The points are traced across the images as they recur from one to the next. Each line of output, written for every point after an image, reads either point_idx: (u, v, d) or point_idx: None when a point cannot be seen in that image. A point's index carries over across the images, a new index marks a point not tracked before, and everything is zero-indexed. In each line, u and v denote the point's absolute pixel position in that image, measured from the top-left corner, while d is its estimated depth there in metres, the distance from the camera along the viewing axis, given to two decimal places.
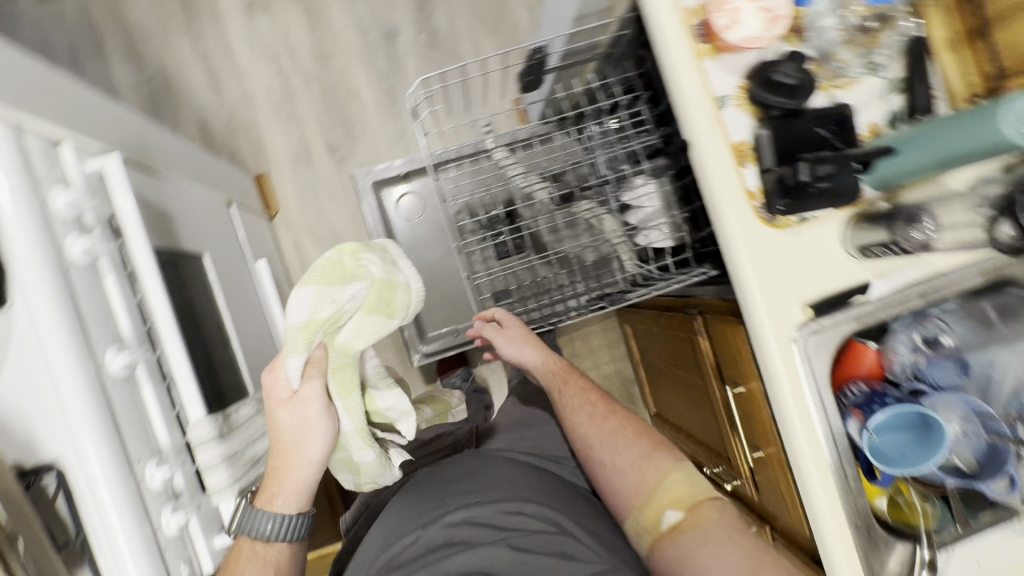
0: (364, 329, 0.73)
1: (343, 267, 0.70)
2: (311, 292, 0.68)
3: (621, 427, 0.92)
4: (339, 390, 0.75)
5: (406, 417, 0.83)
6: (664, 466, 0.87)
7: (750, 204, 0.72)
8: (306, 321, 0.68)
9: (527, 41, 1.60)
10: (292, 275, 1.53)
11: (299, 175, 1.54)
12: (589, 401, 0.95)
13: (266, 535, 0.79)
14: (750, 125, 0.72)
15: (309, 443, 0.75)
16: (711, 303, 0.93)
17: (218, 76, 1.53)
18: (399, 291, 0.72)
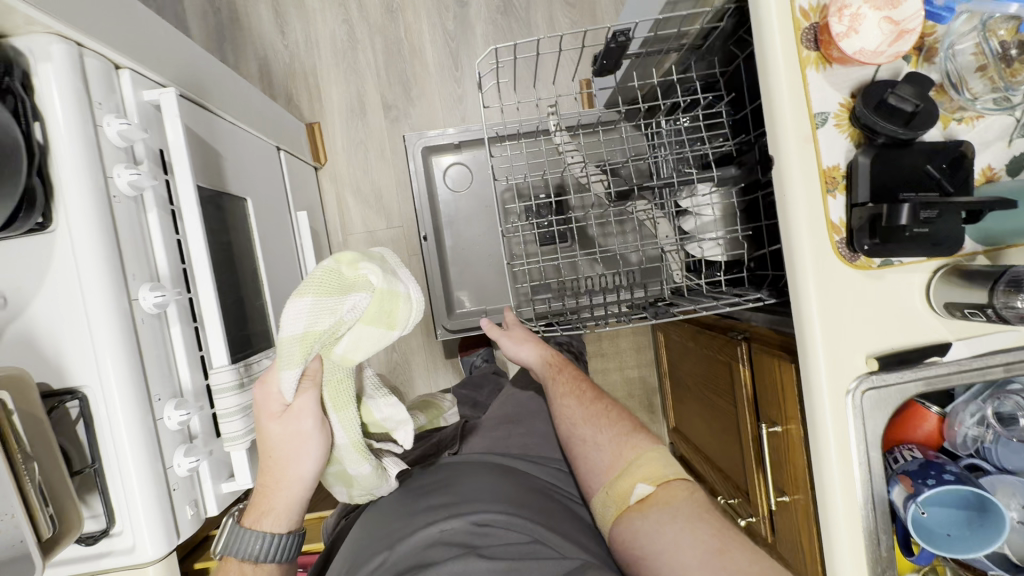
0: (364, 342, 0.65)
1: (341, 277, 0.63)
2: (307, 303, 0.61)
3: (608, 409, 0.78)
4: (332, 403, 0.67)
5: (403, 426, 0.75)
6: (640, 445, 0.71)
7: (831, 237, 0.66)
8: (302, 333, 0.61)
9: (604, 19, 1.50)
10: (330, 229, 1.52)
11: (351, 129, 1.51)
12: (578, 390, 0.82)
13: (256, 555, 0.68)
14: (847, 150, 0.65)
15: (300, 459, 0.66)
16: (761, 332, 0.87)
17: (285, 16, 1.50)
18: (401, 302, 0.65)
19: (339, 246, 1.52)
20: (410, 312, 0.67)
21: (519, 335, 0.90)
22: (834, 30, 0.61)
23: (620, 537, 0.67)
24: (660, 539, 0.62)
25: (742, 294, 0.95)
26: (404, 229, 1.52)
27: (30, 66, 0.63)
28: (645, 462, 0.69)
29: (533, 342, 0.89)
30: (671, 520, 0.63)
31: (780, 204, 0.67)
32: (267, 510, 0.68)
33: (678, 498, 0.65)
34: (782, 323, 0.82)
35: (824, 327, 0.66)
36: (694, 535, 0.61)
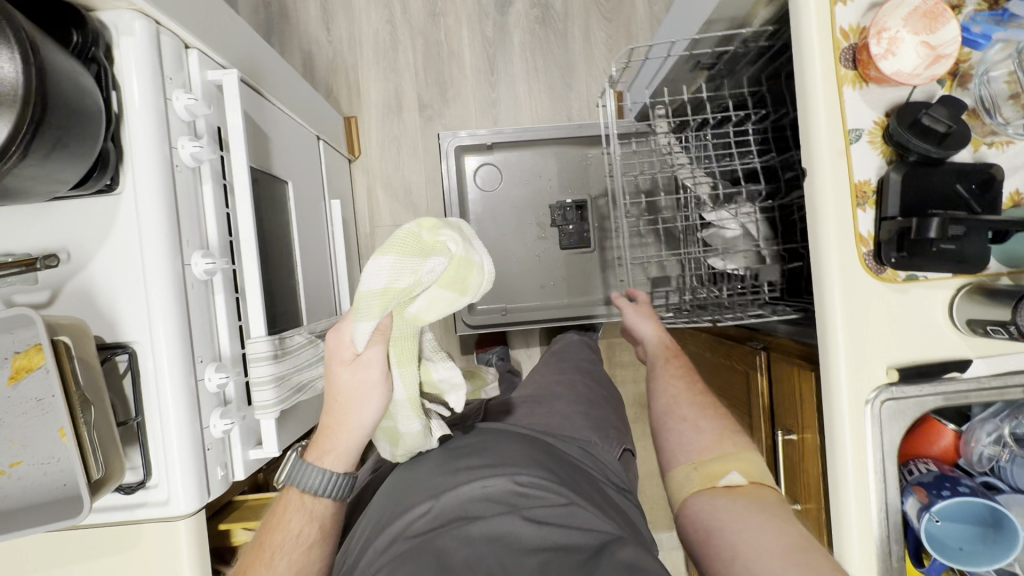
0: (437, 303, 0.69)
1: (421, 241, 0.66)
2: (389, 261, 0.65)
3: (716, 407, 0.81)
4: (396, 360, 0.73)
5: (456, 390, 0.78)
6: (741, 444, 0.73)
7: (859, 249, 0.68)
8: (382, 289, 0.66)
9: (638, 34, 1.55)
10: (359, 220, 1.56)
11: (387, 125, 1.56)
12: (685, 375, 0.87)
13: (314, 488, 0.77)
14: (878, 166, 0.68)
15: (365, 406, 0.74)
16: (782, 343, 0.89)
17: (332, 14, 1.55)
18: (474, 271, 0.68)
19: (366, 237, 1.56)
20: (482, 282, 0.70)
21: (646, 312, 0.99)
22: (872, 51, 0.64)
23: (692, 508, 0.68)
24: (743, 520, 0.63)
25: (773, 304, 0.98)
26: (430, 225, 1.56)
27: (113, 40, 0.68)
28: (742, 457, 0.71)
29: (654, 321, 0.97)
30: (758, 509, 0.64)
31: (810, 213, 0.70)
32: (328, 450, 0.77)
33: (768, 497, 0.67)
34: (805, 332, 0.84)
35: (847, 336, 0.68)
36: (779, 528, 0.62)
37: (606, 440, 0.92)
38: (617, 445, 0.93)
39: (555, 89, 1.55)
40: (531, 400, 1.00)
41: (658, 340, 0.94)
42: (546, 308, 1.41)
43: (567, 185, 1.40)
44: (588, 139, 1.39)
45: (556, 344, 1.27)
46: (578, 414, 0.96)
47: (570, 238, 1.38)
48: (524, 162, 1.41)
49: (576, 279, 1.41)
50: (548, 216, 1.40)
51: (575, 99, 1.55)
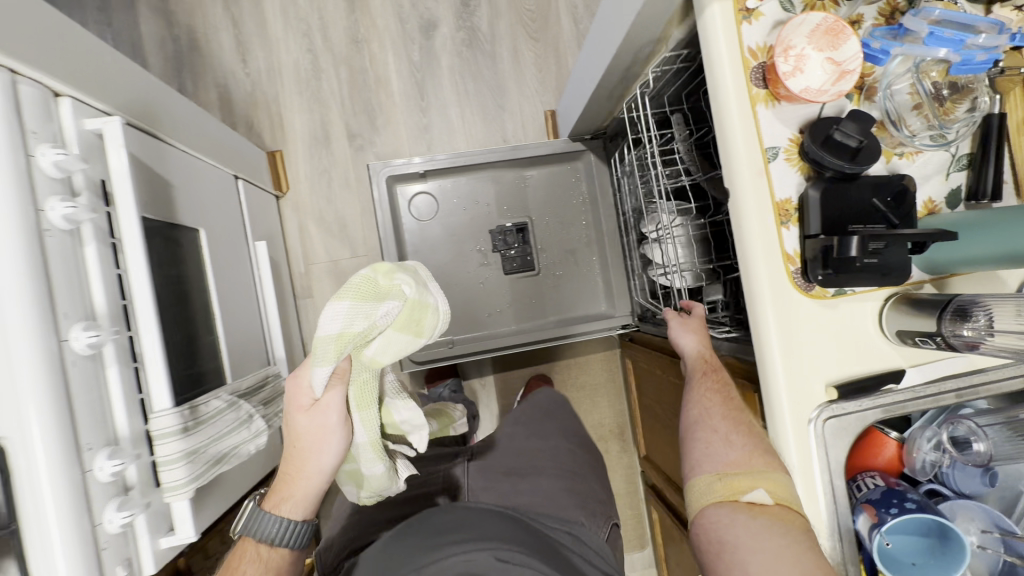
0: (392, 345, 0.74)
1: (377, 286, 0.72)
2: (345, 307, 0.70)
3: (752, 420, 0.72)
4: (356, 403, 0.76)
5: (418, 430, 0.87)
6: (773, 462, 0.66)
7: (787, 268, 0.67)
8: (338, 333, 0.70)
9: (567, 52, 1.54)
10: (291, 258, 1.48)
11: (315, 157, 1.49)
12: (727, 386, 0.76)
13: (271, 538, 0.79)
14: (797, 183, 0.67)
15: (324, 451, 0.76)
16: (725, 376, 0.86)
17: (246, 44, 1.48)
18: (428, 313, 0.75)
19: (300, 275, 1.48)
20: (434, 322, 0.77)
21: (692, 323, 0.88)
22: (780, 69, 0.64)
23: (709, 518, 0.66)
24: (762, 542, 0.61)
25: (718, 319, 0.97)
26: (369, 257, 1.49)
27: None
28: (772, 475, 0.65)
29: (696, 332, 0.85)
30: (780, 534, 0.61)
31: (737, 234, 0.69)
32: (286, 496, 0.79)
33: (793, 521, 0.63)
34: (743, 355, 0.82)
35: (785, 357, 0.67)
36: (797, 560, 0.59)
37: (592, 520, 0.92)
38: (604, 522, 0.93)
39: (487, 111, 1.52)
40: (513, 472, 0.96)
41: (703, 351, 0.83)
42: (494, 336, 1.36)
43: (505, 208, 1.38)
44: (524, 161, 1.37)
45: (543, 396, 1.21)
46: (564, 493, 0.94)
47: (513, 262, 1.36)
48: (460, 188, 1.37)
49: (525, 303, 1.39)
50: (489, 241, 1.37)
51: (509, 120, 1.52)
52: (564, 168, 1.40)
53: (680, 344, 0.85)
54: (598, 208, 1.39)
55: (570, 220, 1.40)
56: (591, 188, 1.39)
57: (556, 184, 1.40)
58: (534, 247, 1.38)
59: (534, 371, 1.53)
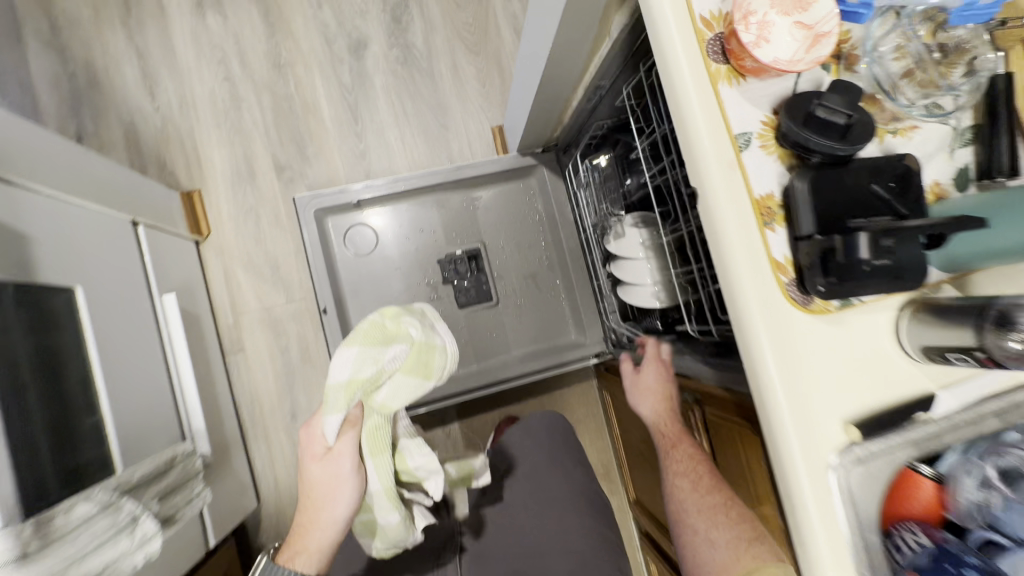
0: (402, 389, 0.73)
1: (384, 329, 0.73)
2: (353, 353, 0.71)
3: (727, 501, 0.68)
4: (370, 449, 0.73)
5: (434, 476, 0.79)
6: (762, 555, 0.61)
7: (778, 279, 0.53)
8: (347, 380, 0.70)
9: (511, 63, 1.43)
10: (216, 310, 1.30)
11: (239, 194, 1.33)
12: (696, 462, 0.73)
13: None
14: (778, 174, 0.54)
15: (334, 502, 0.73)
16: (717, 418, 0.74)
17: (153, 76, 1.33)
18: (435, 355, 0.74)
19: (228, 328, 1.30)
20: (443, 363, 0.76)
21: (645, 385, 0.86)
22: (743, 38, 0.52)
23: None
24: None
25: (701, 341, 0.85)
26: (307, 302, 1.32)
27: None
28: (767, 572, 0.59)
29: (654, 395, 0.84)
30: None
31: (711, 242, 0.55)
32: (301, 547, 0.77)
33: None
34: (733, 389, 0.68)
35: (788, 390, 0.53)
36: None
37: None
38: None
39: (429, 131, 1.39)
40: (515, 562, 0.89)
41: (665, 416, 0.82)
42: (452, 380, 1.20)
43: (454, 234, 1.24)
44: (471, 181, 1.23)
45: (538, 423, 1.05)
46: None
47: (467, 294, 1.22)
48: (401, 216, 1.23)
49: (484, 339, 1.23)
50: (438, 273, 1.22)
51: (454, 139, 1.40)
52: (515, 186, 1.27)
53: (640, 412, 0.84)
54: (556, 227, 1.26)
55: (527, 243, 1.26)
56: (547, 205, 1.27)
57: (507, 204, 1.27)
58: (489, 275, 1.23)
59: (502, 413, 1.36)
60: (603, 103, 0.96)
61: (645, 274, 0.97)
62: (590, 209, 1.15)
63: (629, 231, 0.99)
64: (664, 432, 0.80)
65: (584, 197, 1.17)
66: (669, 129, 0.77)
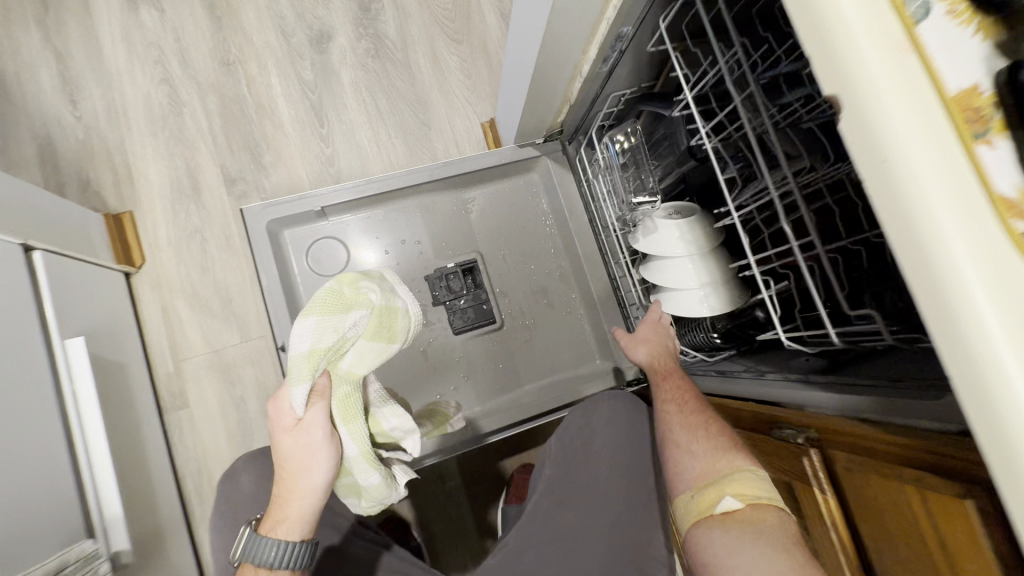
0: (369, 355, 0.64)
1: (343, 296, 0.62)
2: (312, 323, 0.60)
3: (712, 419, 0.62)
4: (340, 416, 0.64)
5: (411, 434, 0.72)
6: (739, 461, 0.56)
7: (1009, 226, 0.30)
8: (309, 351, 0.59)
9: (499, 50, 1.24)
10: (151, 357, 1.05)
11: (179, 214, 1.10)
12: (684, 391, 0.68)
13: (269, 564, 0.61)
14: (982, 57, 0.33)
15: (308, 470, 0.62)
16: (793, 447, 0.53)
17: (76, 81, 1.11)
18: (398, 317, 0.66)
19: (167, 378, 1.05)
20: (407, 326, 0.68)
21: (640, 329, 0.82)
22: None
23: (693, 547, 0.54)
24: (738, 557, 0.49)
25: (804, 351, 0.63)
26: (267, 340, 1.07)
27: None
28: (738, 476, 0.54)
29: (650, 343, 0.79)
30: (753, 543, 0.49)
31: (874, 173, 0.33)
32: (281, 515, 0.62)
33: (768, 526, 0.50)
34: (873, 423, 0.46)
35: None
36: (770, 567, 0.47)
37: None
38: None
39: (408, 131, 1.18)
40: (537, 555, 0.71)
41: (658, 357, 0.77)
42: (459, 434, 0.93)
43: (444, 246, 1.01)
44: (461, 180, 1.02)
45: (567, 422, 0.81)
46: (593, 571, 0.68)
47: (464, 316, 0.98)
48: (377, 226, 1.01)
49: (492, 371, 0.99)
50: (427, 292, 0.99)
51: (438, 139, 1.19)
52: (515, 184, 1.06)
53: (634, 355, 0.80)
54: (568, 230, 1.04)
55: (534, 250, 1.04)
56: (554, 204, 1.06)
57: (506, 206, 1.05)
58: (489, 291, 1.00)
59: (518, 461, 1.12)
60: (624, 63, 0.75)
61: (688, 275, 0.74)
62: (611, 201, 0.92)
63: (660, 225, 0.76)
64: (658, 371, 0.75)
65: (602, 187, 0.95)
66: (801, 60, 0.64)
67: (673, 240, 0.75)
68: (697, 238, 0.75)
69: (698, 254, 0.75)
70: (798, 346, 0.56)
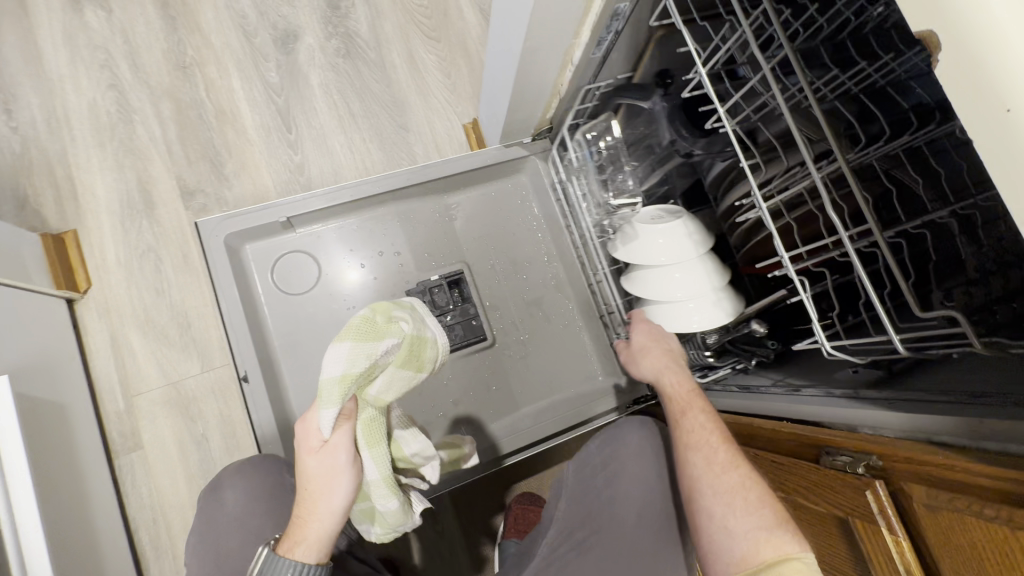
0: (398, 384, 0.55)
1: (375, 322, 0.53)
2: (345, 349, 0.51)
3: (747, 479, 0.51)
4: (364, 440, 0.53)
5: (433, 461, 0.62)
6: (788, 546, 0.45)
7: None
8: (341, 379, 0.49)
9: (480, 46, 1.16)
10: (99, 394, 0.93)
11: (129, 231, 0.99)
12: (708, 430, 0.56)
13: None
14: None
15: (330, 494, 0.50)
16: (851, 479, 0.44)
17: (11, 88, 1.01)
18: (429, 345, 0.58)
19: (116, 417, 0.93)
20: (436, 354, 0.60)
21: (645, 341, 0.69)
22: None
23: None
24: None
25: (847, 361, 0.56)
26: (232, 369, 0.96)
27: None
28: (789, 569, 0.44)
29: (654, 358, 0.66)
30: None
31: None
32: (300, 534, 0.50)
33: None
34: (966, 451, 0.38)
35: None
36: None
37: None
38: None
39: (384, 134, 1.09)
40: None
41: (671, 374, 0.64)
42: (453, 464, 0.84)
43: (426, 257, 0.92)
44: (443, 185, 0.92)
45: (594, 459, 0.72)
46: None
47: (453, 334, 0.88)
48: (351, 237, 0.91)
49: (484, 393, 0.89)
50: None
51: (416, 143, 1.10)
52: (500, 188, 0.97)
53: (642, 373, 0.67)
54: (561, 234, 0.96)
55: (525, 257, 0.95)
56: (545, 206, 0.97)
57: (491, 213, 0.96)
58: (478, 305, 0.90)
59: (515, 491, 1.02)
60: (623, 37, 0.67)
61: (671, 287, 0.68)
62: (586, 205, 0.85)
63: (640, 232, 0.70)
64: (673, 392, 0.62)
65: (574, 190, 0.87)
66: (867, 20, 0.56)
67: (658, 248, 0.68)
68: (684, 245, 0.67)
69: (685, 262, 0.68)
70: (845, 354, 0.46)
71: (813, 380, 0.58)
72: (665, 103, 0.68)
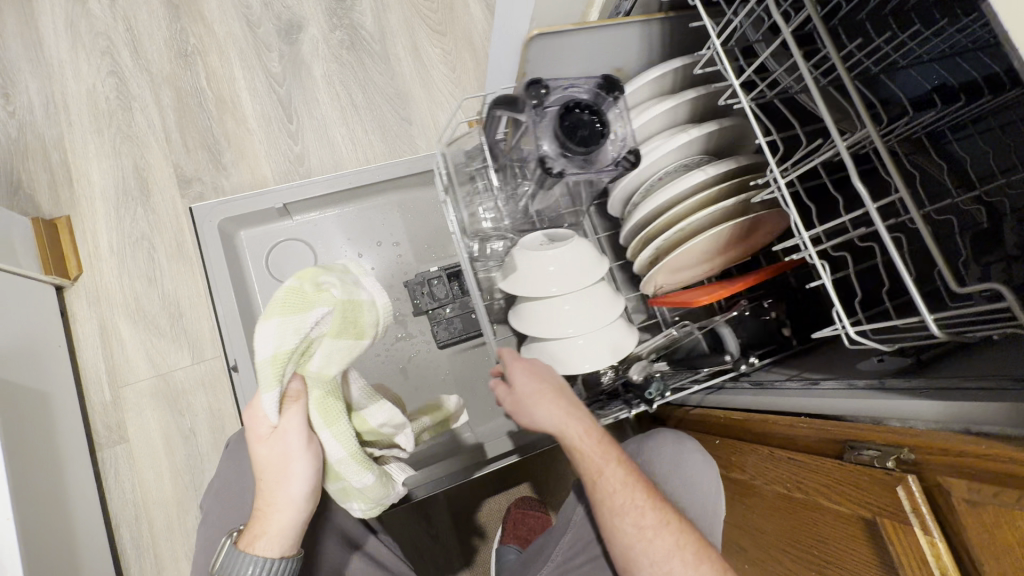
0: (339, 354, 0.49)
1: (300, 291, 0.47)
2: (271, 325, 0.45)
3: (681, 538, 0.54)
4: (321, 420, 0.50)
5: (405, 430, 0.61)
6: None
7: None
8: (274, 357, 0.45)
9: (486, 41, 1.14)
10: (85, 384, 0.90)
11: (123, 218, 0.97)
12: (630, 488, 0.55)
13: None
14: None
15: (286, 480, 0.48)
16: (879, 475, 0.41)
17: (10, 73, 1.00)
18: (366, 309, 0.50)
19: (102, 409, 0.90)
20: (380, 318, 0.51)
21: (532, 387, 0.58)
22: None
23: None
24: None
25: (872, 350, 0.52)
26: (223, 360, 0.93)
27: None
28: None
29: (550, 403, 0.57)
30: None
31: None
32: (260, 527, 0.49)
33: None
34: (1009, 440, 0.34)
35: None
36: None
37: None
38: None
39: (386, 126, 1.07)
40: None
41: (574, 421, 0.56)
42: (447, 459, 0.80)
43: (426, 249, 0.89)
44: None
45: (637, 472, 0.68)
46: None
47: (449, 327, 0.85)
48: (349, 226, 0.88)
49: (481, 388, 0.86)
50: (408, 299, 0.86)
51: (419, 135, 1.08)
52: None
53: (540, 423, 0.56)
54: None
55: None
56: None
57: None
58: None
59: (513, 495, 0.98)
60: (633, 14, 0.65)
61: (562, 321, 0.65)
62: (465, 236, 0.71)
63: (523, 260, 0.65)
64: (583, 447, 0.55)
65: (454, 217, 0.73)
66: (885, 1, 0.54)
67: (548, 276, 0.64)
68: (572, 276, 0.64)
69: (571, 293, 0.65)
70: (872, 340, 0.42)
71: (835, 369, 0.54)
72: (540, 117, 0.56)
